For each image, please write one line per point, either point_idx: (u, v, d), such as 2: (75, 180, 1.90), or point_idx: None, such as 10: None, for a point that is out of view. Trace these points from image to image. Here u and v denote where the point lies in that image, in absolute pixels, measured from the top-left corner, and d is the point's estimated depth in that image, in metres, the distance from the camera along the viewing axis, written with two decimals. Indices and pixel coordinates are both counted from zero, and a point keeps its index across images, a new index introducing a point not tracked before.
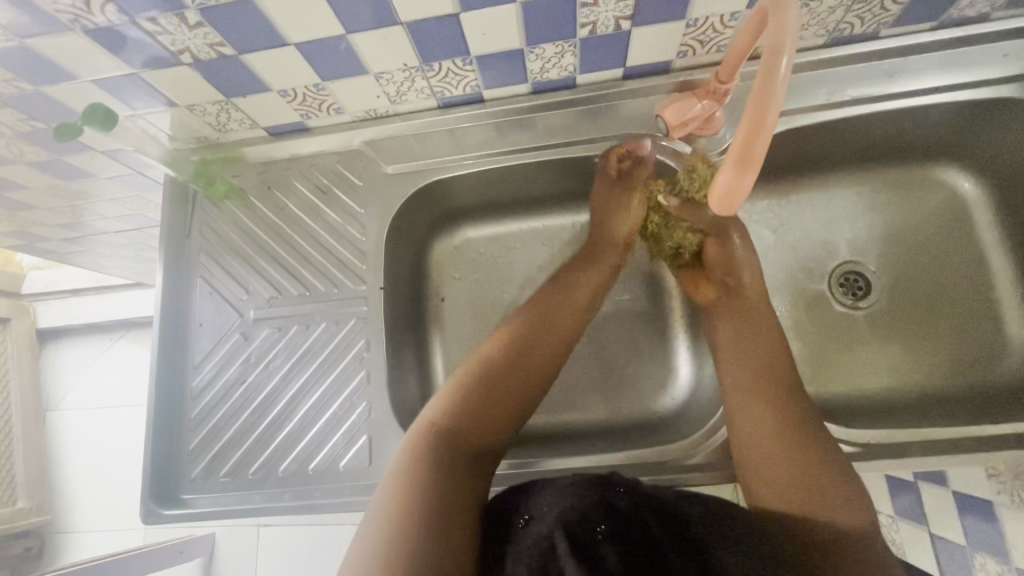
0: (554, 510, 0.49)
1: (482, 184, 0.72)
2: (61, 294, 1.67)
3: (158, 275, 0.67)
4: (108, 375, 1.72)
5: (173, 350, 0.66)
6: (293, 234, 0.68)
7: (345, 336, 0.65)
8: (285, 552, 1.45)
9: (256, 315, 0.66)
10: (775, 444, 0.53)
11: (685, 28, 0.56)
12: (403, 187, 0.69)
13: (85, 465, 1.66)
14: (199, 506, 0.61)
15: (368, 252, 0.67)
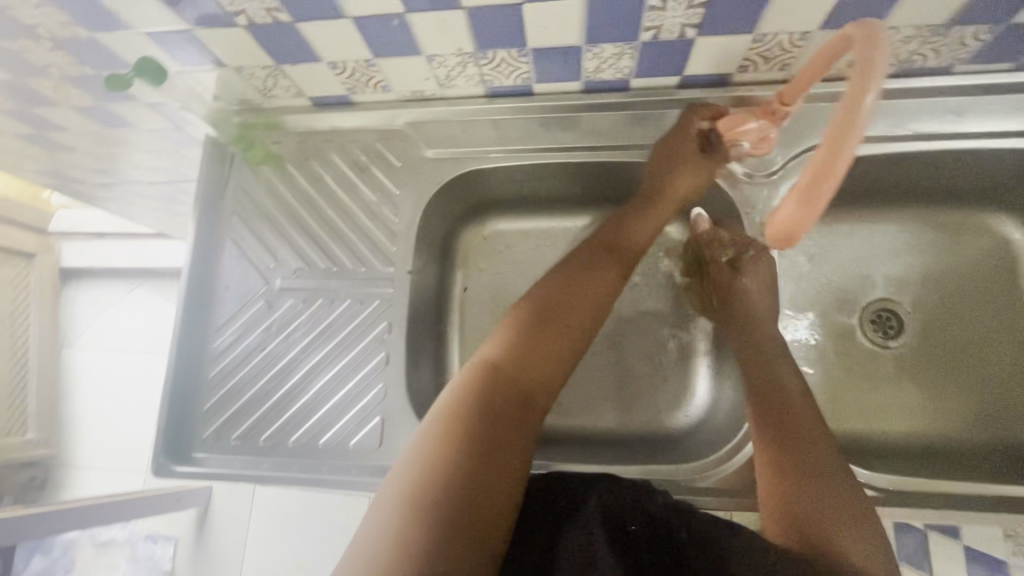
0: (597, 505, 0.50)
1: (517, 178, 0.71)
2: (87, 235, 1.72)
3: (189, 233, 0.67)
4: (124, 319, 1.78)
5: (197, 310, 0.66)
6: (326, 208, 0.68)
7: (368, 315, 0.65)
8: (278, 513, 1.52)
9: (282, 284, 0.66)
10: (805, 476, 0.51)
11: (752, 43, 0.54)
12: (440, 173, 0.68)
13: (94, 406, 1.72)
14: (209, 465, 0.62)
15: (400, 234, 0.66)
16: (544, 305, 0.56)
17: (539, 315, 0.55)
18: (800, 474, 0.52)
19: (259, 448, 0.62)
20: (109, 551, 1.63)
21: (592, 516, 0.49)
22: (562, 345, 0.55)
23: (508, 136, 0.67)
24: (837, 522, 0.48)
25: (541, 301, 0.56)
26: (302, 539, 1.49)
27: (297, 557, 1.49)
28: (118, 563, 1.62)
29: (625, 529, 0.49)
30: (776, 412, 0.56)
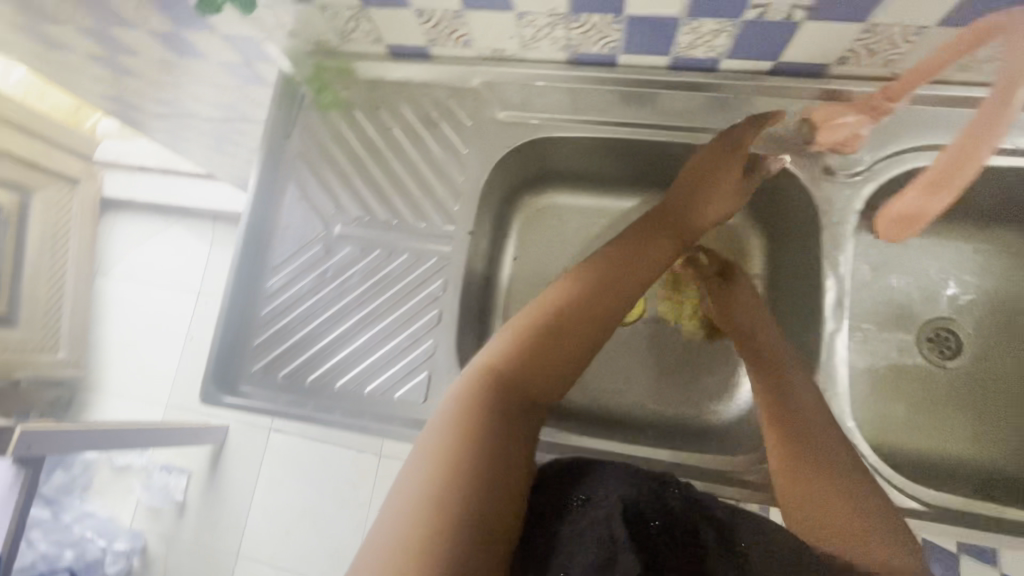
0: (613, 499, 0.49)
1: (584, 152, 0.69)
2: (129, 168, 1.76)
3: (253, 170, 0.67)
4: (156, 255, 1.80)
5: (256, 248, 0.66)
6: (392, 160, 0.67)
7: (424, 271, 0.65)
8: (288, 460, 1.59)
9: (341, 230, 0.66)
10: (828, 486, 0.50)
11: (860, 34, 0.52)
12: (509, 137, 0.66)
13: (120, 336, 1.76)
14: (253, 399, 0.63)
15: (463, 193, 0.65)
16: (551, 313, 0.54)
17: (546, 323, 0.54)
18: (825, 484, 0.50)
19: (305, 392, 0.63)
20: (125, 476, 1.68)
21: (609, 509, 0.48)
22: (568, 355, 0.54)
23: (582, 107, 0.65)
24: (869, 536, 0.46)
25: (548, 310, 0.54)
26: (310, 487, 1.56)
27: (303, 503, 1.56)
28: (133, 488, 1.67)
29: (647, 526, 0.47)
30: (788, 426, 0.54)
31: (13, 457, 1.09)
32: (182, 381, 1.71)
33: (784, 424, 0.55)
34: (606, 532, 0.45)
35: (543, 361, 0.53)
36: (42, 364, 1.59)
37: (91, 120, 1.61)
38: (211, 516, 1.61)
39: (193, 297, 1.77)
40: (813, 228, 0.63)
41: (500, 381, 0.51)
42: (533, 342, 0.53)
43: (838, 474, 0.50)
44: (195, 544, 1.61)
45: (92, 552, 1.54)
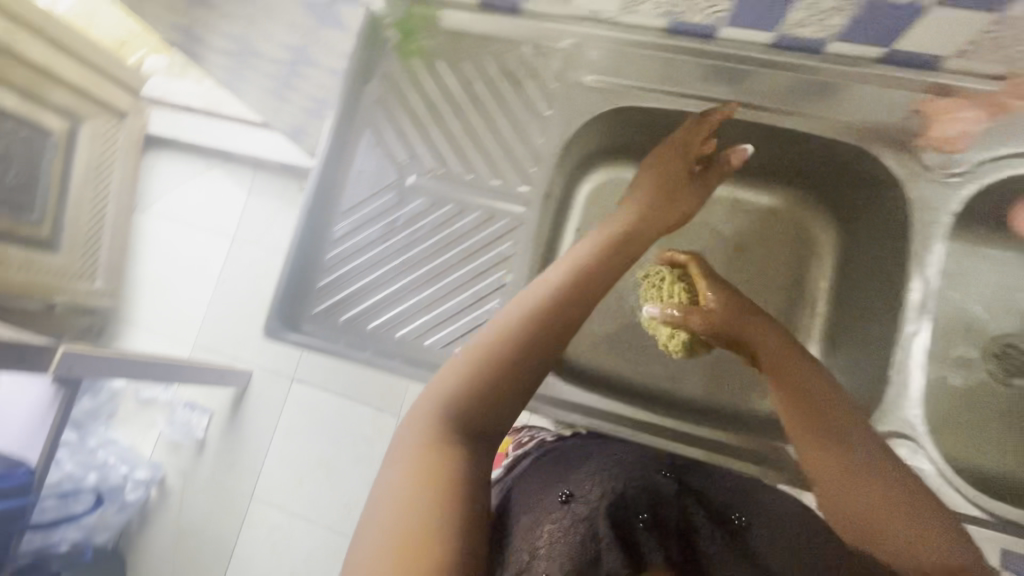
0: (596, 496, 0.60)
1: (657, 129, 0.69)
2: (175, 107, 1.75)
3: (331, 111, 0.67)
4: (194, 195, 1.81)
5: (326, 189, 0.66)
6: (472, 115, 0.67)
7: (493, 232, 0.65)
8: (308, 407, 1.65)
9: (415, 180, 0.67)
10: (892, 512, 0.52)
11: (990, 28, 0.49)
12: (590, 103, 0.65)
13: (154, 272, 1.79)
14: (316, 341, 0.63)
15: (542, 156, 0.65)
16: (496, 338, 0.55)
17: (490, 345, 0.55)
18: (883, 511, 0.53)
19: (367, 338, 0.65)
20: (150, 409, 1.70)
21: (591, 504, 0.59)
22: (516, 367, 0.55)
23: (670, 80, 0.64)
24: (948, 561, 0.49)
25: (492, 335, 0.56)
26: (327, 439, 1.62)
27: (319, 455, 1.61)
28: (155, 422, 1.70)
29: (640, 516, 0.60)
30: (825, 441, 0.57)
31: (52, 375, 1.11)
32: (210, 323, 1.74)
33: (829, 441, 0.57)
34: (584, 529, 0.56)
35: (497, 385, 0.53)
36: (79, 293, 1.60)
37: (134, 56, 1.54)
38: (229, 457, 1.66)
39: (227, 242, 1.78)
40: (904, 216, 0.63)
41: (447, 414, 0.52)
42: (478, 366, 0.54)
43: (902, 505, 0.53)
44: (210, 484, 1.66)
45: (115, 478, 1.58)
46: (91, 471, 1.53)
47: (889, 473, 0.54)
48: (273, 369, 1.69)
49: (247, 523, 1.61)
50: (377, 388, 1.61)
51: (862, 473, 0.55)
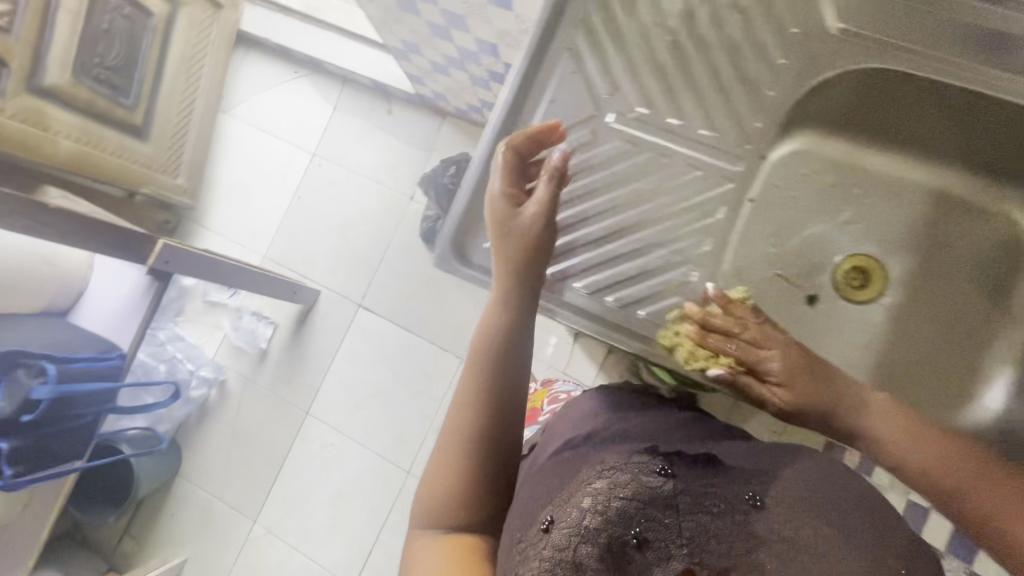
0: (592, 524, 0.50)
1: (901, 100, 0.70)
2: (273, 7, 1.69)
3: (528, 37, 0.63)
4: (276, 103, 1.76)
5: (511, 119, 0.65)
6: (693, 55, 0.64)
7: (689, 189, 0.67)
8: (374, 337, 1.65)
9: (614, 120, 0.65)
10: (966, 486, 0.56)
11: None
12: (831, 57, 0.65)
13: (231, 178, 1.75)
14: (483, 272, 0.71)
15: (769, 111, 0.66)
16: (453, 424, 0.60)
17: (456, 434, 0.60)
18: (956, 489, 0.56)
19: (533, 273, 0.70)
20: (216, 311, 1.72)
21: (582, 531, 0.50)
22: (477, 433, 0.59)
23: (917, 52, 0.66)
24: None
25: (451, 427, 0.60)
26: (391, 371, 1.63)
27: (378, 383, 1.63)
28: (222, 324, 1.72)
29: (627, 537, 0.51)
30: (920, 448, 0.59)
31: (148, 267, 1.07)
32: (282, 237, 1.71)
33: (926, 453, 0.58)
34: (571, 559, 0.49)
35: (463, 473, 0.58)
36: (165, 186, 1.58)
37: None
38: (289, 372, 1.69)
39: (307, 157, 1.74)
40: None
41: (443, 504, 0.58)
42: (450, 448, 0.60)
43: (967, 473, 0.56)
44: (269, 394, 1.69)
45: (182, 373, 1.62)
46: (160, 363, 1.60)
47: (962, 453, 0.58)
48: (341, 292, 1.68)
49: (302, 438, 1.65)
50: (443, 325, 1.61)
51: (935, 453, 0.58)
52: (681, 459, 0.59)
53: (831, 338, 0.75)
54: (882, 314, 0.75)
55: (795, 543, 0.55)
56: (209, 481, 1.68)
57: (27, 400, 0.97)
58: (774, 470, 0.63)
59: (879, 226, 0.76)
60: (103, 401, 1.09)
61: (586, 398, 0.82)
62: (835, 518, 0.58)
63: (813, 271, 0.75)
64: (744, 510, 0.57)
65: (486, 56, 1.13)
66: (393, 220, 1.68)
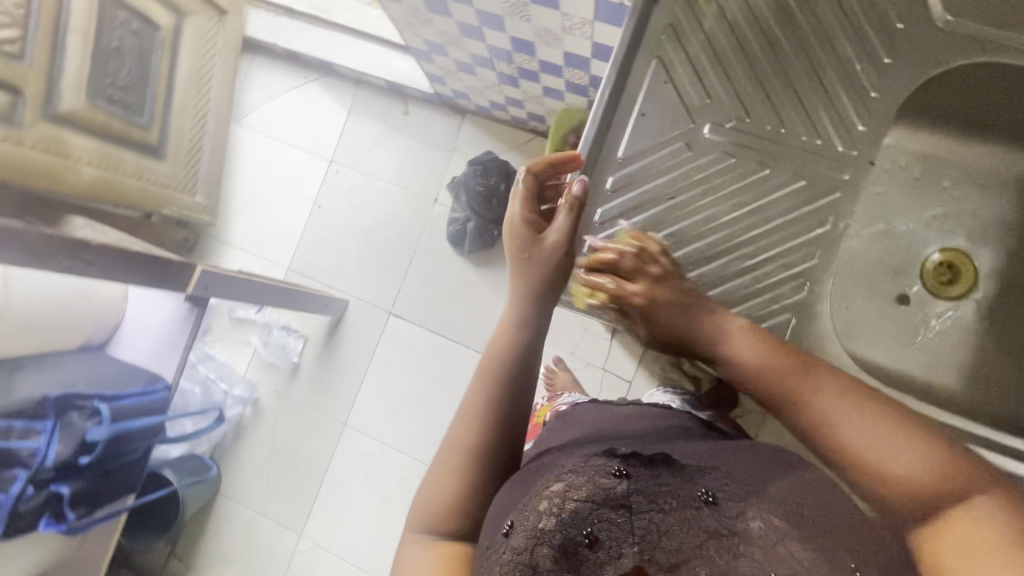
0: (548, 525, 0.42)
1: (998, 90, 0.64)
2: (276, 9, 1.63)
3: (613, 51, 0.61)
4: (290, 110, 1.71)
5: (602, 137, 0.62)
6: (788, 57, 0.61)
7: (801, 199, 0.62)
8: (405, 345, 1.61)
9: (711, 131, 0.62)
10: (871, 437, 0.47)
11: None
12: (932, 53, 0.60)
13: (248, 190, 1.71)
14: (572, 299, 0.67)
15: (876, 114, 0.61)
16: (464, 429, 0.57)
17: (471, 443, 0.56)
18: (860, 440, 0.47)
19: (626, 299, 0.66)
20: (244, 327, 1.70)
21: (536, 532, 0.42)
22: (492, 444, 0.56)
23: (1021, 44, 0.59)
24: (929, 465, 0.45)
25: (461, 432, 0.57)
26: (426, 377, 1.59)
27: (413, 390, 1.59)
28: (250, 340, 1.70)
29: (579, 537, 0.42)
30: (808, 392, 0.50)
31: (186, 295, 1.04)
32: (305, 248, 1.68)
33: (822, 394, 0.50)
34: (526, 563, 0.41)
35: (470, 482, 0.54)
36: (183, 206, 1.55)
37: None
38: (322, 384, 1.65)
39: (324, 165, 1.69)
40: None
41: (439, 506, 0.54)
42: (457, 452, 0.56)
43: (863, 413, 0.48)
44: (304, 407, 1.65)
45: (217, 394, 1.60)
46: (196, 386, 1.56)
47: (866, 411, 0.48)
48: (369, 300, 1.64)
49: (341, 449, 1.61)
50: (478, 327, 1.58)
51: (830, 402, 0.49)
52: (637, 457, 0.49)
53: (924, 340, 0.72)
54: (975, 310, 0.73)
55: (747, 539, 0.42)
56: (249, 497, 1.64)
57: (84, 441, 0.95)
58: (732, 468, 0.51)
59: (966, 218, 0.73)
60: (154, 433, 1.08)
61: (584, 407, 0.74)
62: (794, 512, 0.45)
63: (900, 271, 0.74)
64: (696, 507, 0.45)
65: (520, 54, 1.09)
66: (418, 223, 1.63)
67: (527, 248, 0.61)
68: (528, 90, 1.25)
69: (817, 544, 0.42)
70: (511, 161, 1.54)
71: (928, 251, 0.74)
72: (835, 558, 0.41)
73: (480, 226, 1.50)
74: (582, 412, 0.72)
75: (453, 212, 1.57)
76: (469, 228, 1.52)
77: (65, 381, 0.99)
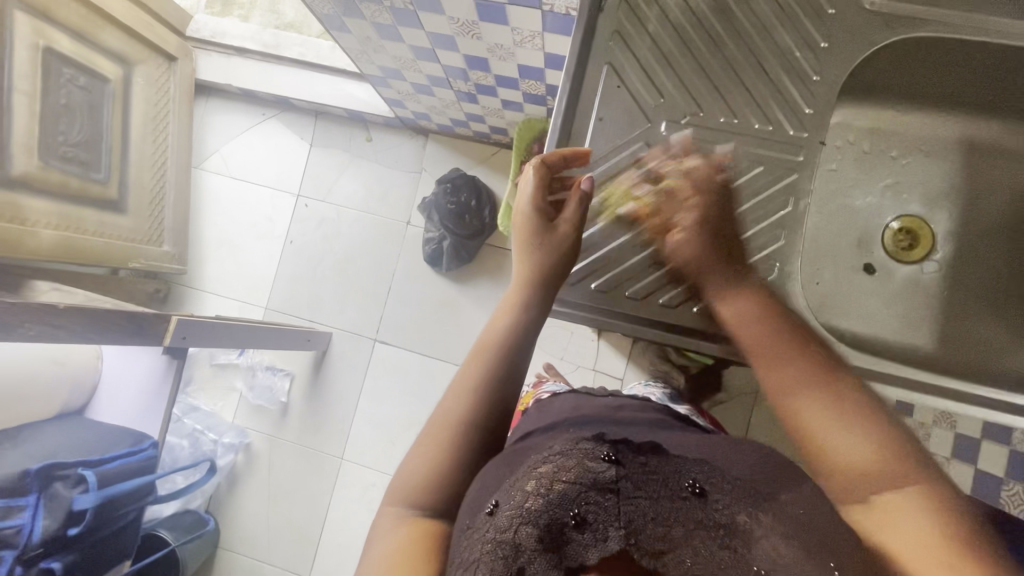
0: (535, 506, 0.43)
1: (927, 62, 0.68)
2: (226, 48, 1.62)
3: (566, 60, 0.62)
4: (250, 148, 1.70)
5: (564, 145, 0.64)
6: (731, 51, 0.63)
7: (761, 184, 0.64)
8: (394, 371, 1.59)
9: (667, 128, 0.64)
10: (822, 414, 0.50)
11: None
12: (865, 33, 0.63)
13: (217, 232, 1.68)
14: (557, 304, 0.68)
15: (820, 95, 0.63)
16: (452, 410, 0.58)
17: (455, 423, 0.57)
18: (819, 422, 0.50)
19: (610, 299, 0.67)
20: (227, 372, 1.67)
21: (522, 512, 0.43)
22: (478, 429, 0.57)
23: (940, 18, 0.63)
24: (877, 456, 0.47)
25: (448, 412, 0.58)
26: (418, 400, 1.57)
27: (407, 416, 1.57)
28: (236, 385, 1.66)
29: (564, 518, 0.43)
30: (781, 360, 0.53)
31: (164, 347, 1.02)
32: (281, 285, 1.65)
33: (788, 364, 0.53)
34: (510, 541, 0.42)
35: (452, 458, 0.55)
36: (152, 256, 1.49)
37: None
38: (314, 421, 1.62)
39: (292, 200, 1.68)
40: None
41: (421, 473, 0.55)
42: (445, 427, 0.57)
43: (831, 396, 0.50)
44: (298, 446, 1.62)
45: (206, 444, 1.57)
46: (183, 439, 1.55)
47: (829, 391, 0.51)
48: (353, 329, 1.62)
49: (342, 485, 1.57)
50: (466, 343, 1.57)
51: (795, 374, 0.52)
52: (628, 444, 0.49)
53: (896, 305, 0.74)
54: (936, 271, 0.75)
55: (733, 532, 0.42)
56: (251, 546, 1.59)
57: (70, 513, 0.91)
58: (722, 459, 0.51)
59: (918, 184, 0.76)
60: (143, 494, 1.05)
61: (566, 396, 0.75)
62: (783, 509, 0.44)
63: (860, 242, 0.76)
64: (684, 497, 0.44)
65: (475, 71, 1.10)
66: (394, 247, 1.63)
67: (535, 234, 0.62)
68: (487, 104, 1.26)
69: (800, 539, 0.41)
70: (478, 175, 1.55)
71: (885, 220, 0.77)
72: (817, 552, 0.40)
73: (456, 243, 1.51)
74: (564, 400, 0.73)
75: (427, 232, 1.57)
76: (445, 247, 1.52)
77: (45, 454, 0.95)
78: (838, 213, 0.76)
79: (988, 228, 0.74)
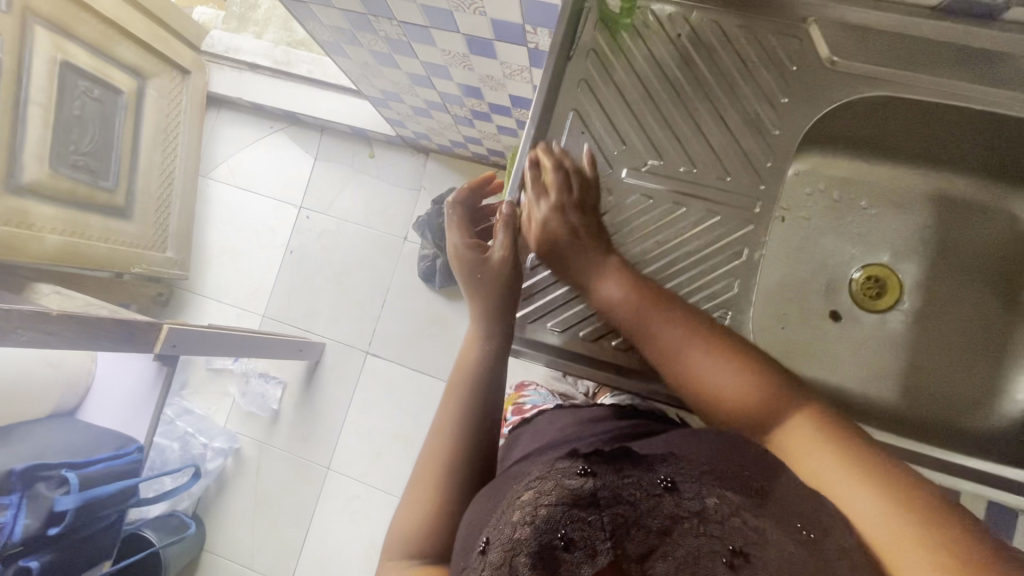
0: (523, 536, 0.38)
1: (897, 120, 0.67)
2: (239, 64, 1.68)
3: (533, 105, 0.64)
4: (257, 158, 1.75)
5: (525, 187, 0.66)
6: (693, 103, 0.65)
7: (721, 233, 0.64)
8: (384, 383, 1.61)
9: (627, 175, 0.65)
10: (704, 355, 0.55)
11: None
12: (826, 91, 0.64)
13: (221, 239, 1.73)
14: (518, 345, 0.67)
15: (779, 149, 0.64)
16: (440, 445, 0.61)
17: (445, 456, 0.60)
18: (706, 363, 0.55)
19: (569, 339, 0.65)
20: (221, 377, 1.72)
21: (511, 544, 0.38)
22: (465, 454, 0.60)
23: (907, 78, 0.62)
24: (758, 380, 0.53)
25: (438, 449, 0.61)
26: (406, 413, 1.59)
27: (395, 429, 1.59)
28: (229, 391, 1.70)
29: (553, 544, 0.38)
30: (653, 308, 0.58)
31: (155, 353, 1.04)
32: (279, 294, 1.69)
33: (664, 311, 0.58)
34: None
35: (446, 487, 0.58)
36: (154, 262, 1.53)
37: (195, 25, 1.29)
38: (304, 428, 1.64)
39: (294, 211, 1.72)
40: None
41: (422, 520, 0.57)
42: (435, 466, 0.60)
43: (699, 337, 0.56)
44: (286, 454, 1.64)
45: (196, 448, 1.59)
46: (174, 441, 1.57)
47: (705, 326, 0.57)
48: (346, 341, 1.65)
49: (328, 494, 1.59)
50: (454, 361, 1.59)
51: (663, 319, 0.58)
52: (602, 454, 0.45)
53: (858, 354, 0.73)
54: (900, 321, 0.74)
55: (706, 518, 0.40)
56: (236, 550, 1.61)
57: (51, 513, 0.95)
58: (687, 445, 0.47)
59: (884, 233, 0.75)
60: (125, 497, 1.07)
61: (542, 418, 0.74)
62: (751, 484, 0.42)
63: (828, 289, 0.75)
64: (658, 495, 0.42)
65: (470, 98, 1.13)
66: (390, 261, 1.66)
67: (472, 269, 0.68)
68: (483, 128, 1.29)
69: (766, 510, 0.40)
70: None
71: (851, 268, 0.75)
72: (786, 519, 0.40)
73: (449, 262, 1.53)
74: (546, 422, 0.71)
75: (422, 249, 1.60)
76: (438, 264, 1.55)
77: (32, 455, 0.99)
78: (802, 253, 0.75)
79: (951, 281, 0.74)
